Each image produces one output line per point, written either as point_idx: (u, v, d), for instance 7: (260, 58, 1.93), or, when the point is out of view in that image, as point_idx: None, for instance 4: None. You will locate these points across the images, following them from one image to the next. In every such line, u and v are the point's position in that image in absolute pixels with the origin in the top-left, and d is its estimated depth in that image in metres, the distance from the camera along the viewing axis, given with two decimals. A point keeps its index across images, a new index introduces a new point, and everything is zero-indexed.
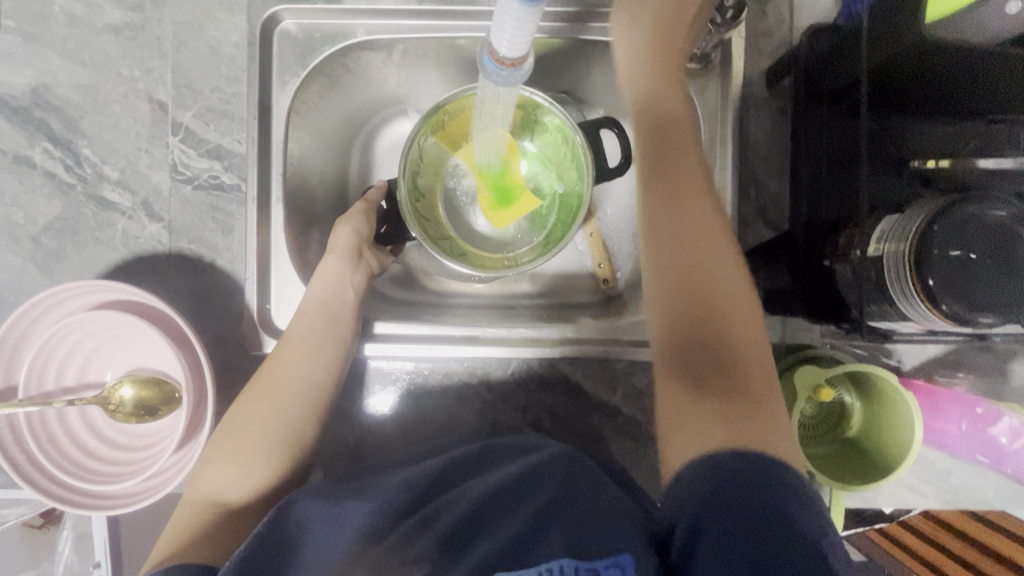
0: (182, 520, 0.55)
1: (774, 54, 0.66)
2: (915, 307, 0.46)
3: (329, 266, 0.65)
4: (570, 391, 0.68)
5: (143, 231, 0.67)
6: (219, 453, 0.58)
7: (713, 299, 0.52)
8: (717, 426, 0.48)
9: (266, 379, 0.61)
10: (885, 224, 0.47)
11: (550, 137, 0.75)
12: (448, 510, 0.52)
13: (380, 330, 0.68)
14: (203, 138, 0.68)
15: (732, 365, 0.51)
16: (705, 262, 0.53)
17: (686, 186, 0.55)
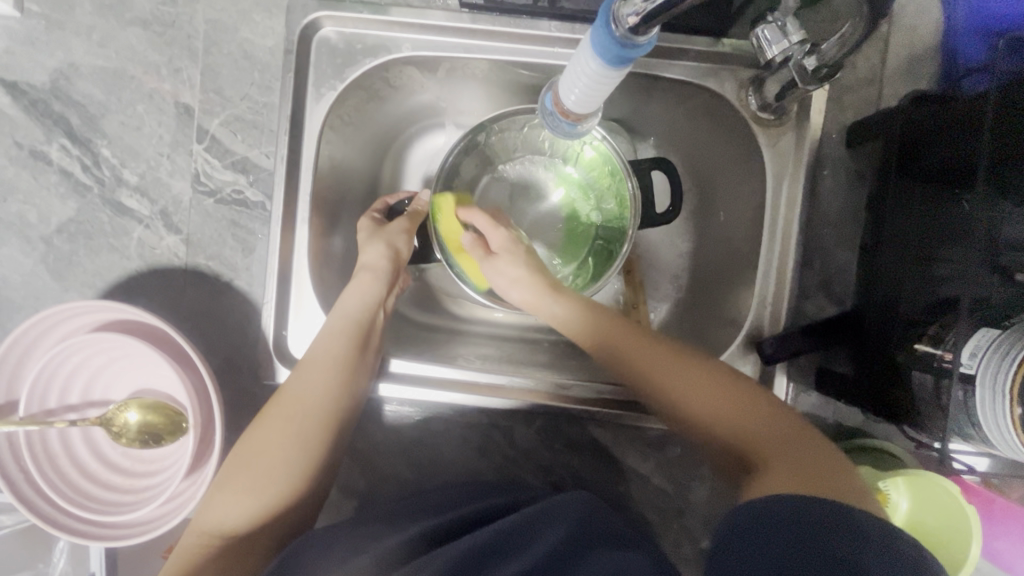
0: (186, 551, 0.51)
1: (856, 112, 0.60)
2: (1004, 436, 0.41)
3: (361, 283, 0.61)
4: (596, 452, 0.64)
5: (160, 242, 0.63)
6: (231, 481, 0.54)
7: (724, 420, 0.49)
8: (798, 481, 0.42)
9: (279, 403, 0.56)
10: (981, 337, 0.42)
11: (598, 167, 0.67)
12: (452, 550, 0.45)
13: (397, 368, 0.64)
14: (229, 149, 0.63)
15: (780, 447, 0.46)
16: (694, 398, 0.51)
17: (646, 347, 0.54)
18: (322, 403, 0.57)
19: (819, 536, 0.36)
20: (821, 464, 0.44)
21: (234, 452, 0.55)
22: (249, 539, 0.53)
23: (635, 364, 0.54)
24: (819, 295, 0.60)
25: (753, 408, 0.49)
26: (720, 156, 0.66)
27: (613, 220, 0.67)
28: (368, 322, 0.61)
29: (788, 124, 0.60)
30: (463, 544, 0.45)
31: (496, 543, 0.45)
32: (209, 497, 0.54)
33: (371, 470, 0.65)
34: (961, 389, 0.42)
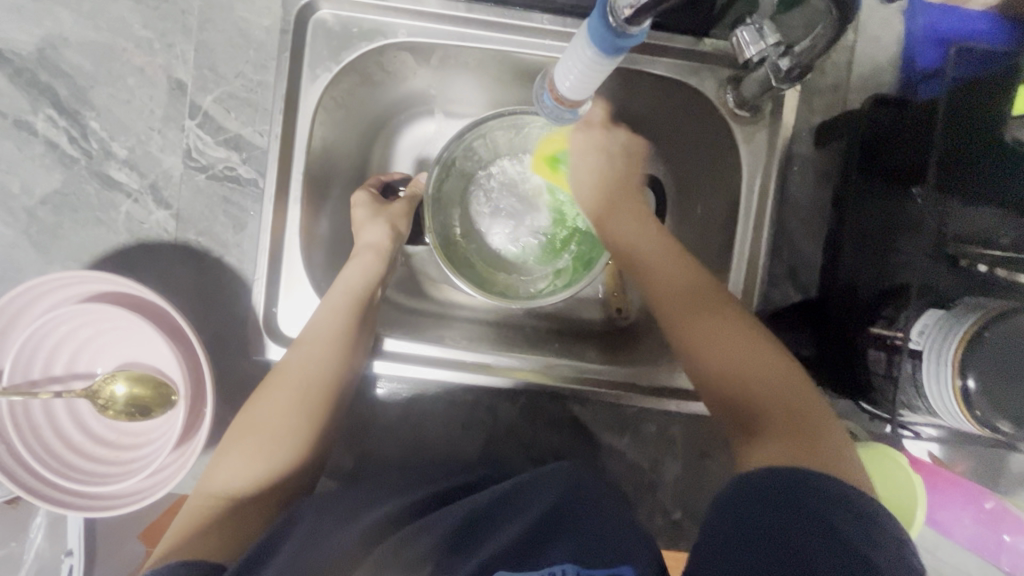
0: (190, 512, 0.52)
1: (826, 113, 0.65)
2: (947, 406, 0.45)
3: (364, 262, 0.63)
4: (576, 430, 0.67)
5: (149, 216, 0.63)
6: (235, 446, 0.56)
7: (734, 370, 0.51)
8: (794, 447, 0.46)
9: (280, 375, 0.58)
10: (928, 318, 0.47)
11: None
12: (447, 517, 0.49)
13: (391, 347, 0.66)
14: (222, 126, 0.64)
15: (780, 413, 0.48)
16: (709, 344, 0.52)
17: (676, 298, 0.55)
18: (325, 371, 0.58)
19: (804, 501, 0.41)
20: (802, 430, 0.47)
21: (235, 423, 0.57)
22: (253, 501, 0.54)
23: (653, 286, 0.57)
24: (787, 283, 0.65)
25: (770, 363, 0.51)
26: (698, 150, 0.70)
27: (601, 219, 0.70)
28: (367, 296, 0.62)
29: (763, 120, 0.64)
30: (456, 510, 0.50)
31: (492, 508, 0.50)
32: (215, 463, 0.55)
33: (358, 447, 0.66)
34: (910, 362, 0.47)
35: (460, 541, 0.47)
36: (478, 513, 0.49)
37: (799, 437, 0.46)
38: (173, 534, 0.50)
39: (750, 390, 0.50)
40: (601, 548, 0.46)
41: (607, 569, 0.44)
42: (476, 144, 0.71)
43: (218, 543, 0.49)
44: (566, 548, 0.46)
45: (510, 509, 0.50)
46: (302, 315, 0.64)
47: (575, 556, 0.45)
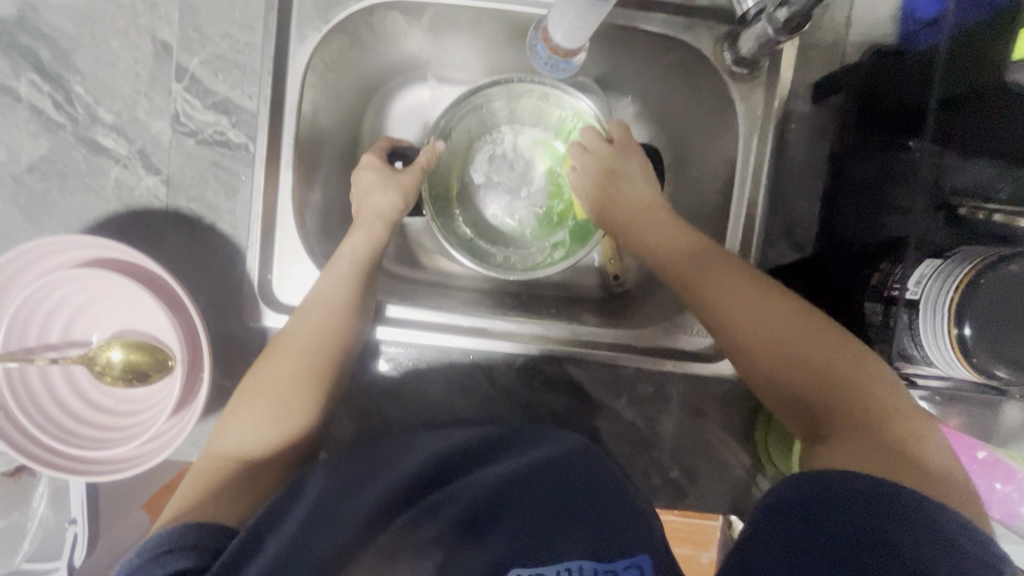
0: (196, 476, 0.52)
1: (823, 69, 0.64)
2: (943, 353, 0.45)
3: (369, 230, 0.63)
4: (574, 392, 0.68)
5: (139, 182, 0.62)
6: (237, 412, 0.55)
7: (825, 382, 0.47)
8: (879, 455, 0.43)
9: (283, 342, 0.58)
10: (926, 267, 0.47)
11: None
12: (456, 498, 0.50)
13: (392, 313, 0.65)
14: (210, 89, 0.62)
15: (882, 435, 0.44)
16: (796, 354, 0.49)
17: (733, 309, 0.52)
18: (328, 337, 0.58)
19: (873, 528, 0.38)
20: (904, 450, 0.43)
21: (238, 390, 0.57)
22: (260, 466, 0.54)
23: (724, 291, 0.53)
24: (784, 242, 0.64)
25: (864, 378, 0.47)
26: (694, 111, 0.69)
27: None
28: (370, 263, 0.62)
29: (760, 78, 0.63)
30: (467, 488, 0.51)
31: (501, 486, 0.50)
32: (220, 428, 0.55)
33: (357, 411, 0.66)
34: (907, 312, 0.47)
35: (471, 522, 0.48)
36: (488, 494, 0.50)
37: (904, 462, 0.42)
38: (181, 497, 0.50)
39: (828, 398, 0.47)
40: (614, 538, 0.47)
41: (625, 560, 0.46)
42: (474, 113, 0.70)
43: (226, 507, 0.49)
44: (580, 540, 0.47)
45: (520, 494, 0.50)
46: (299, 281, 0.64)
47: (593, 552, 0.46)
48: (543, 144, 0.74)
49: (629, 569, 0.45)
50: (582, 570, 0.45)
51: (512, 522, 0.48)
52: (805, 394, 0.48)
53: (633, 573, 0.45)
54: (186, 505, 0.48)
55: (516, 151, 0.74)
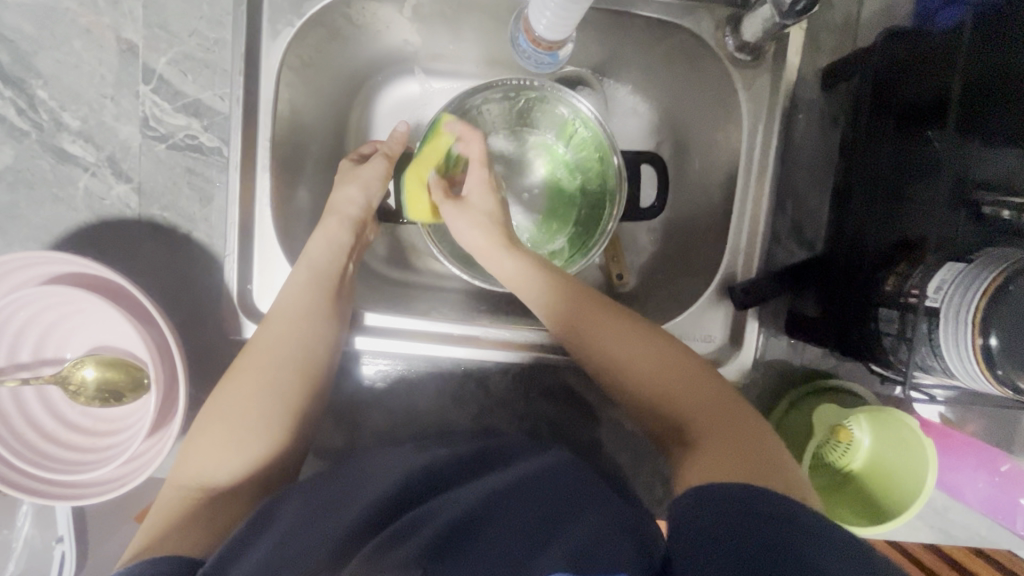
0: (168, 504, 0.50)
1: (833, 53, 0.59)
2: (965, 367, 0.42)
3: (328, 229, 0.60)
4: (571, 400, 0.65)
5: (109, 191, 0.59)
6: (208, 433, 0.53)
7: (669, 396, 0.48)
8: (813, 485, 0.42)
9: (244, 358, 0.55)
10: (947, 272, 0.43)
11: (585, 147, 0.67)
12: (432, 520, 0.46)
13: (370, 321, 0.63)
14: (179, 91, 0.59)
15: (791, 453, 0.45)
16: (687, 401, 0.48)
17: (631, 346, 0.51)
18: (302, 352, 0.56)
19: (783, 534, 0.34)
20: (747, 444, 0.44)
21: (202, 409, 0.54)
22: (232, 488, 0.52)
23: (572, 327, 0.53)
24: (790, 240, 0.61)
25: (694, 378, 0.49)
26: (695, 99, 0.65)
27: (600, 196, 0.67)
28: (337, 270, 0.59)
29: (765, 64, 0.59)
30: (447, 509, 0.47)
31: (487, 504, 0.47)
32: (187, 450, 0.53)
33: (346, 425, 0.63)
34: (926, 322, 0.44)
35: (443, 546, 0.43)
36: (471, 513, 0.46)
37: (747, 452, 0.43)
38: (152, 527, 0.48)
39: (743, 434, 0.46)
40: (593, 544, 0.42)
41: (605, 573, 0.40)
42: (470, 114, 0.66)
43: (201, 539, 0.46)
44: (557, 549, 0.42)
45: (502, 510, 0.47)
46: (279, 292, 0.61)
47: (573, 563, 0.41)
48: (544, 147, 0.70)
49: None
50: None
51: (493, 542, 0.44)
52: (656, 413, 0.49)
53: None
54: (155, 537, 0.46)
55: (514, 155, 0.71)
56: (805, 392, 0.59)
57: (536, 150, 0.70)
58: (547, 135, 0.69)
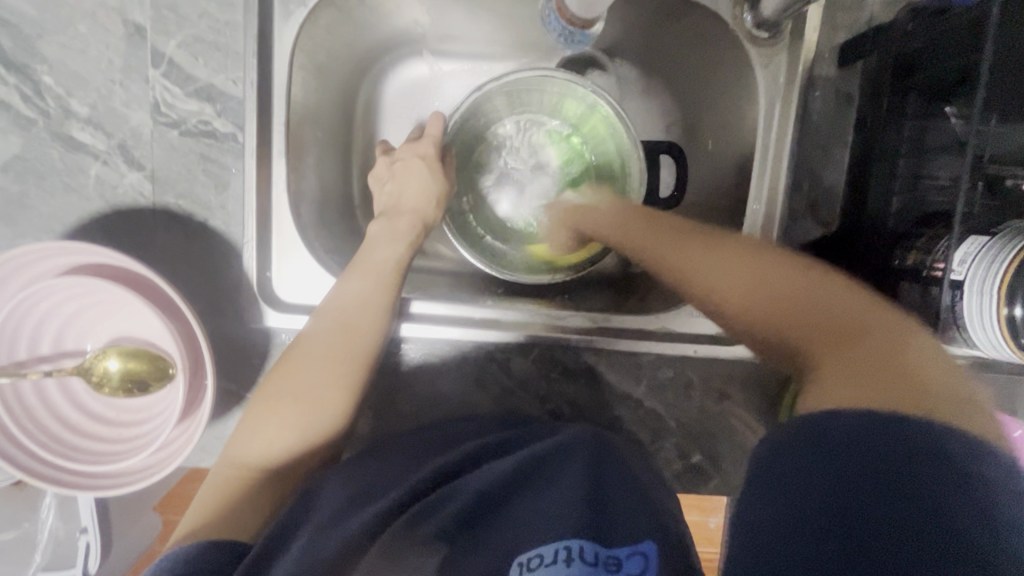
0: (215, 484, 0.51)
1: (851, 29, 0.59)
2: (988, 338, 0.43)
3: (377, 227, 0.63)
4: (592, 381, 0.66)
5: (122, 180, 0.58)
6: (261, 416, 0.54)
7: (795, 318, 0.41)
8: (860, 380, 0.35)
9: (294, 352, 0.56)
10: (968, 245, 0.43)
11: (599, 136, 0.70)
12: (457, 495, 0.51)
13: (416, 309, 0.64)
14: (190, 75, 0.58)
15: (858, 340, 0.38)
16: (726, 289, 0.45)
17: (663, 232, 0.52)
18: (357, 347, 0.56)
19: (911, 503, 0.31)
20: (880, 359, 0.36)
21: (256, 396, 0.55)
22: (278, 473, 0.53)
23: (681, 275, 0.48)
24: (808, 218, 0.61)
25: (848, 315, 0.39)
26: (709, 79, 0.65)
27: (610, 165, 0.70)
28: (392, 271, 0.60)
29: (783, 41, 0.59)
30: (465, 490, 0.51)
31: (503, 487, 0.50)
32: (237, 435, 0.54)
33: (371, 409, 0.64)
34: (948, 295, 0.44)
35: (470, 520, 0.49)
36: (489, 489, 0.50)
37: (870, 359, 0.36)
38: (199, 505, 0.49)
39: (791, 315, 0.41)
40: (605, 519, 0.45)
41: (629, 547, 0.43)
42: (492, 103, 0.69)
43: (237, 524, 0.47)
44: (571, 520, 0.45)
45: (525, 489, 0.50)
46: (296, 279, 0.61)
47: (592, 533, 0.44)
48: (558, 134, 0.74)
49: (632, 556, 0.42)
50: (583, 553, 0.42)
51: (519, 515, 0.48)
52: (776, 343, 0.42)
53: (636, 560, 0.42)
54: (204, 520, 0.47)
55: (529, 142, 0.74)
56: None
57: (552, 136, 0.74)
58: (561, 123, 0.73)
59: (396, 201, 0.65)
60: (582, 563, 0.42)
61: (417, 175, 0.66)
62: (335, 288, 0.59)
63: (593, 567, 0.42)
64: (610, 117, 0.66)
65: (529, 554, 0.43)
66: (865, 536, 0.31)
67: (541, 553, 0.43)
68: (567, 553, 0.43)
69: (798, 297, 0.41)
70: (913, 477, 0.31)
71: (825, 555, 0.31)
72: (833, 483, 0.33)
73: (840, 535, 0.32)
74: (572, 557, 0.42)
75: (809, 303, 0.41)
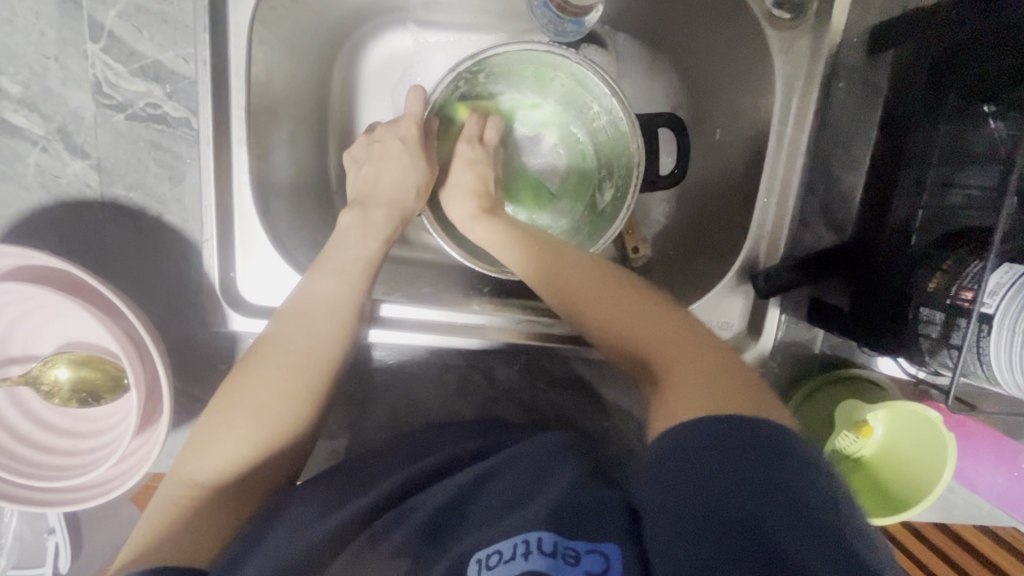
0: (166, 504, 0.46)
1: (884, 10, 0.53)
2: (1011, 378, 0.39)
3: (352, 222, 0.57)
4: (580, 390, 0.62)
5: (64, 169, 0.53)
6: (212, 431, 0.49)
7: (641, 341, 0.45)
8: (709, 399, 0.37)
9: (252, 361, 0.51)
10: (1006, 275, 0.39)
11: (601, 119, 0.63)
12: (424, 505, 0.46)
13: (386, 312, 0.59)
14: (135, 50, 0.51)
15: (696, 364, 0.41)
16: (601, 312, 0.47)
17: (564, 258, 0.51)
18: (322, 353, 0.52)
19: (797, 485, 0.30)
20: (722, 378, 0.39)
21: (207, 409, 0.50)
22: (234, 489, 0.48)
23: (567, 296, 0.49)
24: (819, 222, 0.57)
25: (688, 336, 0.44)
26: (721, 62, 0.59)
27: (613, 152, 0.63)
28: (365, 271, 0.55)
29: (804, 23, 0.53)
30: (427, 503, 0.46)
31: (468, 491, 0.45)
32: (187, 448, 0.49)
33: (348, 415, 0.61)
34: (974, 328, 0.40)
35: (437, 527, 0.43)
36: (461, 501, 0.45)
37: (719, 387, 0.38)
38: (146, 528, 0.45)
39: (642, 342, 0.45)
40: (583, 515, 0.39)
41: (589, 543, 0.36)
42: (478, 78, 0.62)
43: (198, 546, 0.44)
44: (540, 509, 0.39)
45: (493, 485, 0.45)
46: (262, 278, 0.56)
47: (555, 524, 0.38)
48: (556, 112, 0.67)
49: (591, 554, 0.36)
50: (541, 544, 0.36)
51: (484, 521, 0.41)
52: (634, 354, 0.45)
53: (596, 559, 0.36)
54: (154, 543, 0.43)
55: (526, 122, 0.68)
56: (820, 384, 0.56)
57: (550, 115, 0.67)
58: (559, 101, 0.65)
59: (374, 192, 0.59)
60: (541, 556, 0.36)
61: (399, 161, 0.60)
62: (300, 288, 0.54)
63: (552, 559, 0.36)
64: (610, 99, 0.59)
65: (488, 550, 0.38)
66: (776, 528, 0.29)
67: (500, 549, 0.37)
68: (526, 548, 0.37)
69: (670, 337, 0.44)
70: (794, 455, 0.32)
71: (724, 552, 0.29)
72: (718, 462, 0.32)
73: (730, 514, 0.30)
74: (531, 551, 0.37)
75: (663, 339, 0.44)
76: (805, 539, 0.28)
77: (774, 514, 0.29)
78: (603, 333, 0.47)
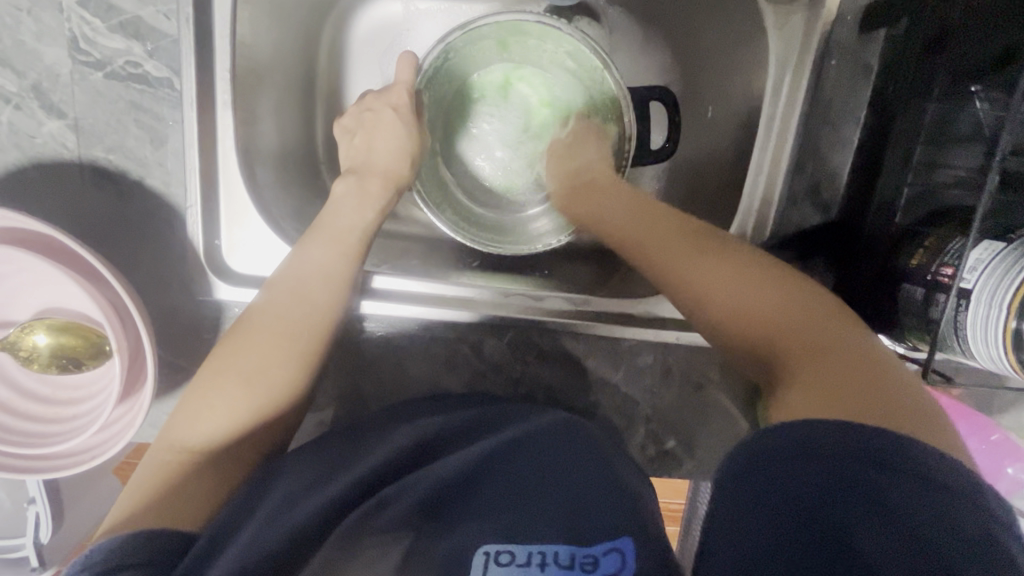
0: (156, 468, 0.46)
1: None
2: (989, 351, 0.40)
3: (341, 192, 0.57)
4: (568, 365, 0.62)
5: (40, 128, 0.51)
6: (203, 396, 0.49)
7: (748, 319, 0.43)
8: (837, 401, 0.36)
9: (244, 329, 0.51)
10: (985, 251, 0.40)
11: (592, 90, 0.62)
12: (417, 481, 0.45)
13: (378, 284, 0.61)
14: (114, 4, 0.49)
15: (829, 362, 0.38)
16: (696, 278, 0.46)
17: (653, 224, 0.50)
18: (318, 322, 0.51)
19: (900, 499, 0.31)
20: (878, 387, 0.36)
21: (201, 371, 0.50)
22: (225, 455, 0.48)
23: (653, 262, 0.49)
24: (807, 202, 0.57)
25: (812, 324, 0.41)
26: (715, 39, 0.59)
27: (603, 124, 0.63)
28: (361, 243, 0.55)
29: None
30: (420, 481, 0.45)
31: (467, 473, 0.45)
32: (178, 412, 0.49)
33: (335, 387, 0.61)
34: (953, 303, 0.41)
35: (434, 508, 0.43)
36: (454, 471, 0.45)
37: (869, 394, 0.36)
38: (135, 490, 0.45)
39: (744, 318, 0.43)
40: (589, 514, 0.41)
41: (604, 544, 0.39)
42: (469, 46, 0.61)
43: (188, 510, 0.44)
44: (553, 516, 0.41)
45: (496, 469, 0.45)
46: (249, 247, 0.55)
47: (571, 535, 0.40)
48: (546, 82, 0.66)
49: (608, 553, 0.38)
50: (558, 556, 0.39)
51: (487, 511, 0.42)
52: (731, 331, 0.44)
53: (613, 557, 0.38)
54: (144, 504, 0.43)
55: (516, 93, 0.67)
56: None
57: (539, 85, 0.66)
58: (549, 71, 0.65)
59: (364, 161, 0.59)
60: (556, 568, 0.38)
61: (390, 130, 0.59)
62: (290, 257, 0.53)
63: (569, 570, 0.38)
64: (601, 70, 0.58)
65: (499, 547, 0.39)
66: (862, 534, 0.31)
67: (512, 551, 0.39)
68: (543, 558, 0.38)
69: (790, 328, 0.41)
70: (890, 462, 0.32)
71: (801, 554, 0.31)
72: (809, 466, 0.33)
73: (811, 513, 0.32)
74: (546, 563, 0.38)
75: (770, 329, 0.41)
76: (890, 543, 0.30)
77: (859, 520, 0.31)
78: (693, 297, 0.46)
